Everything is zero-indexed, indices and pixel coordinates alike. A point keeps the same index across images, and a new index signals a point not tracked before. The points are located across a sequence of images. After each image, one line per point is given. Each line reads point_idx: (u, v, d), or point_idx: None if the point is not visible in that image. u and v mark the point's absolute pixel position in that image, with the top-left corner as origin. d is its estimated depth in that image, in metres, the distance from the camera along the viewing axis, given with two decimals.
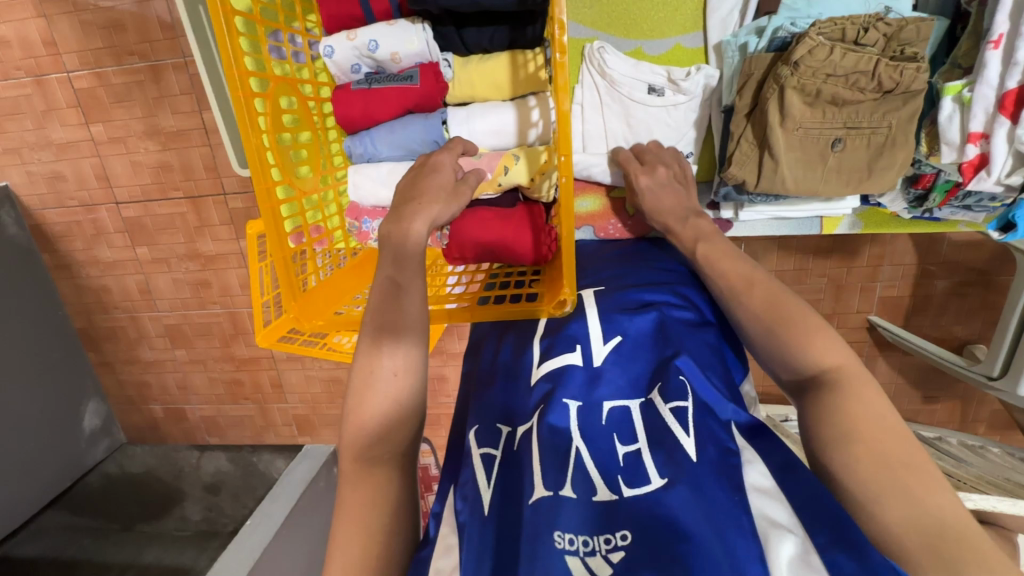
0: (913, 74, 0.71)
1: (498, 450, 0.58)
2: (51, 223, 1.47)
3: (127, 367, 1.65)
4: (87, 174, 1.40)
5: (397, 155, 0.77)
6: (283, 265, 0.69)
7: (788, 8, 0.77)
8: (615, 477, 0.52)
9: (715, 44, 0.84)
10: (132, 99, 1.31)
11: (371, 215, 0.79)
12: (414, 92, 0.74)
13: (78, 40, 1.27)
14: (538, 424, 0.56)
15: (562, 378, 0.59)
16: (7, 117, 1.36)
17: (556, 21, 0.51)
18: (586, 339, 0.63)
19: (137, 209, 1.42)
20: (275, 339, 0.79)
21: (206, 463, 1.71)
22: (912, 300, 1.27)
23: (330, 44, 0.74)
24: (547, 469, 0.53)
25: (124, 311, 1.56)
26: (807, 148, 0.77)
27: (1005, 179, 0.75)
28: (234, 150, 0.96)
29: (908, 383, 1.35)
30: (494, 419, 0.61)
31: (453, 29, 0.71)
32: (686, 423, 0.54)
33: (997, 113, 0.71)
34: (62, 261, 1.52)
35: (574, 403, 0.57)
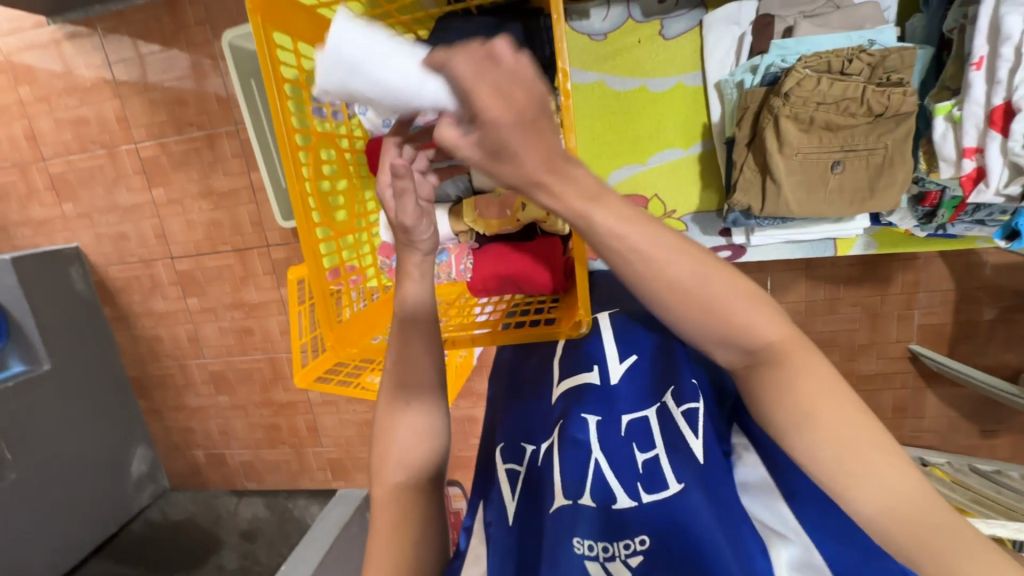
0: (901, 98, 0.74)
1: (522, 466, 0.60)
2: (113, 279, 1.61)
3: (173, 413, 1.73)
4: (148, 233, 1.54)
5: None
6: (323, 299, 0.74)
7: (777, 46, 0.80)
8: (633, 483, 0.53)
9: (714, 82, 0.88)
10: (188, 165, 1.45)
11: None
12: None
13: (146, 116, 1.43)
14: (560, 439, 0.57)
15: (581, 396, 0.61)
16: (82, 185, 1.53)
17: (561, 69, 0.57)
18: (602, 358, 0.65)
19: (189, 263, 1.54)
20: (312, 379, 0.86)
21: (243, 509, 1.74)
22: (955, 326, 1.22)
23: (365, 104, 0.82)
24: (569, 479, 0.54)
25: (174, 359, 1.66)
26: (807, 172, 0.79)
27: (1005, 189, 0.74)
28: (278, 204, 1.06)
29: (961, 415, 1.27)
30: (519, 437, 0.63)
31: None
32: (696, 425, 0.55)
33: (988, 129, 0.72)
34: (120, 313, 1.64)
35: (593, 417, 0.58)
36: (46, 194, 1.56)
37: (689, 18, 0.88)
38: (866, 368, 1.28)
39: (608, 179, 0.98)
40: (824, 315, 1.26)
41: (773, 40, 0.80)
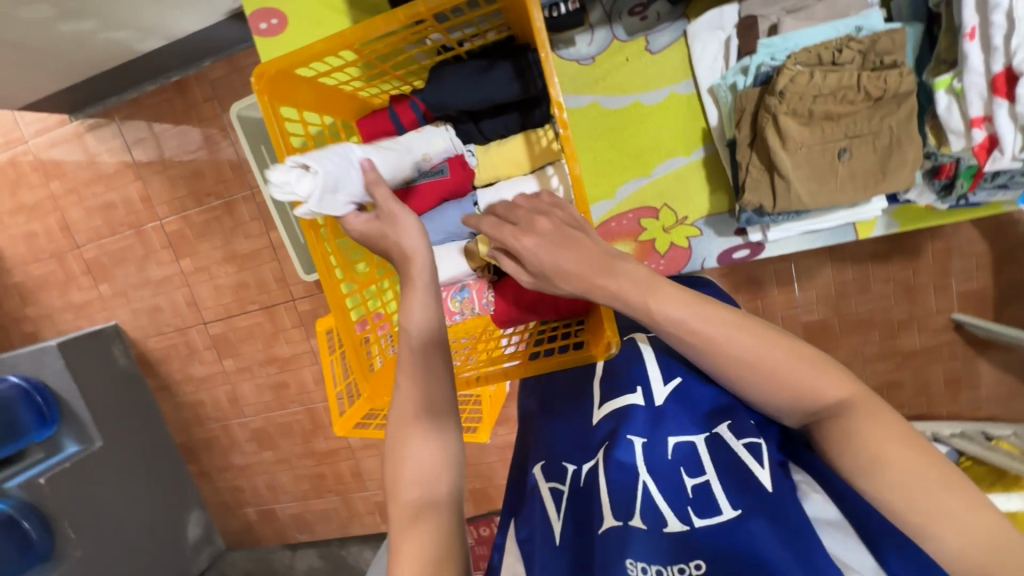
0: (898, 78, 0.73)
1: (565, 485, 0.61)
2: (152, 350, 1.67)
3: (222, 474, 1.77)
4: (180, 302, 1.60)
5: (441, 238, 0.84)
6: (354, 351, 0.76)
7: (765, 46, 0.81)
8: (684, 507, 0.53)
9: (707, 87, 0.89)
10: (211, 233, 1.51)
11: None
12: (446, 183, 0.81)
13: (168, 192, 1.50)
14: (607, 460, 0.58)
15: (627, 417, 0.61)
16: (115, 266, 1.61)
17: (555, 104, 0.58)
18: (647, 379, 0.64)
19: (221, 326, 1.59)
20: (350, 427, 0.87)
21: (299, 560, 1.78)
22: (998, 290, 1.17)
23: None
24: (619, 503, 0.55)
25: (216, 421, 1.70)
26: (815, 163, 0.79)
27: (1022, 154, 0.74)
28: (297, 258, 1.08)
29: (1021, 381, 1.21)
30: (562, 457, 0.63)
31: (472, 124, 0.81)
32: (760, 457, 0.54)
33: (993, 96, 0.73)
34: (162, 383, 1.70)
35: (638, 439, 0.58)
36: (83, 278, 1.64)
37: (673, 30, 0.89)
38: (909, 344, 1.24)
39: (615, 195, 0.98)
40: (857, 296, 1.23)
41: (760, 40, 0.81)
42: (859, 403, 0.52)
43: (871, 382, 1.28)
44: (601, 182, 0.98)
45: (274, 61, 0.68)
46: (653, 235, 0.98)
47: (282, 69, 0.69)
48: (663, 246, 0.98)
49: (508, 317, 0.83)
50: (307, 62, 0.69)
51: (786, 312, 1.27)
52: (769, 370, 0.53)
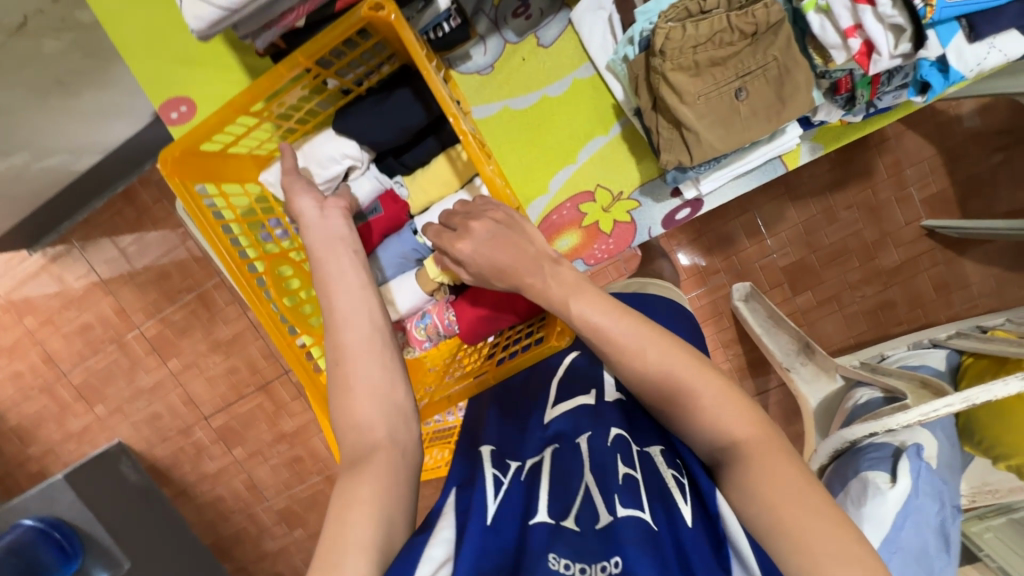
0: (766, 10, 0.75)
1: (505, 476, 0.60)
2: (161, 458, 1.65)
3: (258, 564, 1.73)
4: (177, 403, 1.59)
5: (395, 270, 0.94)
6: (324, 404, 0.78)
7: (641, 13, 0.83)
8: (611, 497, 0.54)
9: (604, 65, 0.91)
10: (191, 327, 1.51)
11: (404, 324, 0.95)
12: (381, 219, 0.91)
13: (140, 299, 1.51)
14: (549, 454, 0.61)
15: (574, 415, 0.66)
16: (106, 384, 1.60)
17: (450, 115, 0.67)
18: (601, 383, 0.70)
19: (223, 416, 1.58)
20: None
21: None
22: (958, 187, 1.18)
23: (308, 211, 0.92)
24: (554, 498, 0.56)
25: (241, 512, 1.68)
26: (716, 109, 0.80)
27: (899, 50, 0.73)
28: None
29: (1007, 269, 1.21)
30: (505, 457, 0.64)
31: (394, 159, 0.89)
32: (684, 488, 0.56)
33: (856, 5, 0.72)
34: (179, 488, 1.68)
35: (585, 435, 0.62)
36: (77, 405, 1.63)
37: (558, 21, 0.91)
38: (890, 261, 1.24)
39: (549, 190, 0.99)
40: (826, 227, 1.24)
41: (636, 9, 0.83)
42: (758, 447, 0.51)
43: (865, 308, 1.27)
44: (533, 180, 0.99)
45: (176, 143, 0.73)
46: (595, 218, 0.99)
47: (186, 148, 0.74)
48: (608, 226, 0.99)
49: (473, 329, 0.88)
50: (208, 135, 0.75)
51: (763, 261, 1.27)
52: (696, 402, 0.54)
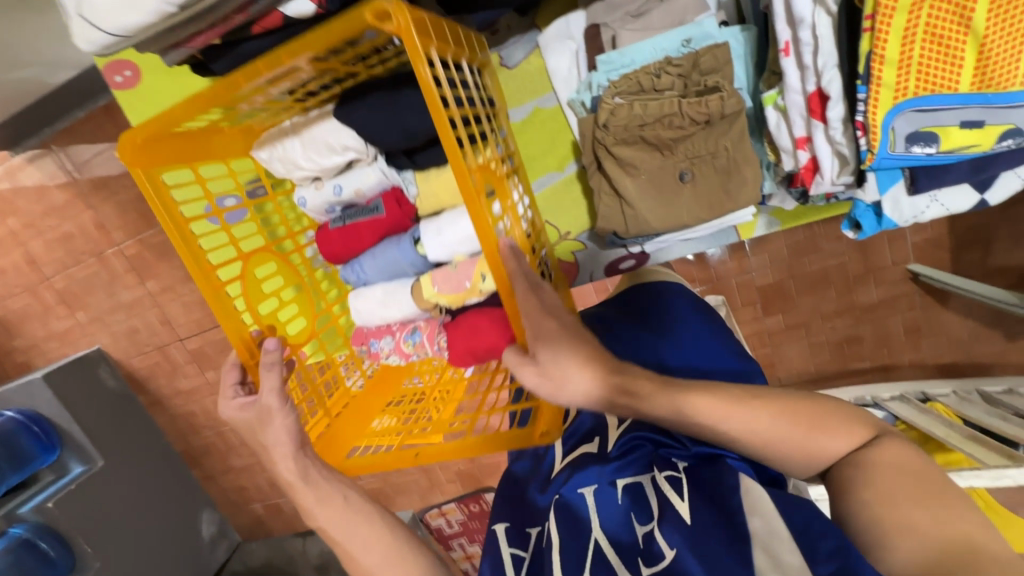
0: (720, 102, 0.71)
1: (525, 551, 0.66)
2: (138, 369, 1.73)
3: (226, 476, 1.87)
4: (154, 321, 1.63)
5: (387, 275, 0.91)
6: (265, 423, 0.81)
7: (603, 63, 0.79)
8: (635, 557, 0.57)
9: (566, 101, 0.85)
10: (170, 252, 1.52)
11: (375, 335, 0.93)
12: (382, 220, 0.87)
13: (120, 216, 1.50)
14: (553, 518, 0.63)
15: (579, 476, 0.65)
16: (87, 293, 1.64)
17: (449, 147, 0.62)
18: (603, 429, 0.72)
19: (198, 340, 1.63)
20: None
21: (310, 546, 1.89)
22: (954, 237, 1.13)
23: (303, 196, 0.90)
24: (567, 556, 0.59)
25: (211, 429, 1.78)
26: (659, 187, 0.78)
27: (840, 179, 0.75)
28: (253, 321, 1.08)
29: (982, 325, 1.19)
30: (523, 523, 0.69)
31: (404, 157, 0.84)
32: (680, 489, 0.59)
33: (811, 117, 0.71)
34: (154, 397, 1.77)
35: (588, 488, 0.63)
36: (59, 308, 1.68)
37: (525, 42, 0.85)
38: (867, 298, 1.22)
39: None
40: (808, 256, 1.20)
41: (597, 57, 0.79)
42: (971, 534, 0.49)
43: (832, 340, 1.27)
44: None
45: (140, 130, 0.69)
46: None
47: (150, 135, 0.70)
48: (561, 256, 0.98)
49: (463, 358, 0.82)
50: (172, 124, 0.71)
51: (741, 278, 1.24)
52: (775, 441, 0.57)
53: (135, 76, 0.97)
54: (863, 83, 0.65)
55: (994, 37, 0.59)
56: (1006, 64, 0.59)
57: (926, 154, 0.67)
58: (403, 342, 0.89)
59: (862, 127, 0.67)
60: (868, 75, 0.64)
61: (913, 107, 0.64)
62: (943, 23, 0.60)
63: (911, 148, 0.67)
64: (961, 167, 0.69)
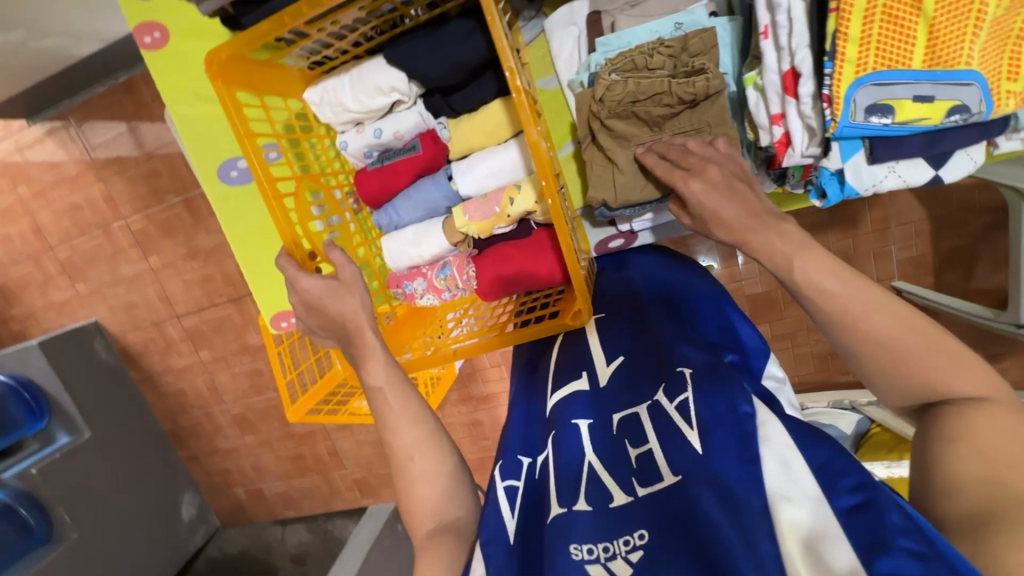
0: (706, 83, 0.66)
1: (521, 480, 0.56)
2: (132, 344, 1.74)
3: (210, 458, 1.87)
4: (153, 297, 1.65)
5: (422, 216, 0.74)
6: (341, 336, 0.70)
7: (601, 44, 0.72)
8: (627, 477, 0.48)
9: (567, 82, 0.78)
10: (175, 230, 1.55)
11: (410, 278, 0.76)
12: (419, 160, 0.71)
13: (129, 191, 1.54)
14: (553, 456, 0.53)
15: (568, 404, 0.57)
16: (89, 265, 1.66)
17: (508, 70, 0.54)
18: (590, 362, 0.61)
19: (194, 318, 1.65)
20: (302, 413, 1.03)
21: (289, 535, 1.88)
22: (938, 257, 1.16)
23: (343, 139, 0.73)
24: (564, 487, 0.50)
25: (200, 409, 1.79)
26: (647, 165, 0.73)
27: (809, 150, 0.69)
28: (258, 294, 0.97)
29: (962, 345, 1.21)
30: (516, 452, 0.59)
31: (440, 97, 0.69)
32: (690, 416, 0.49)
33: (785, 95, 0.66)
34: (146, 374, 1.78)
35: (585, 420, 0.54)
36: (61, 278, 1.70)
37: (532, 27, 0.79)
38: None
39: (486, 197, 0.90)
40: None
41: (596, 39, 0.72)
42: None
43: None
44: None
45: (226, 45, 0.60)
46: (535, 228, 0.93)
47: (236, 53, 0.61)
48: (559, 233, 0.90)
49: (498, 289, 0.70)
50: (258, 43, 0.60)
51: (731, 286, 1.22)
52: (895, 353, 0.52)
53: (165, 38, 0.87)
54: (828, 58, 0.61)
55: (943, 18, 0.58)
56: (955, 42, 0.59)
57: (882, 127, 0.63)
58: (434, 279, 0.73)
59: (826, 101, 0.63)
60: (831, 52, 0.61)
61: (872, 80, 0.61)
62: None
63: (868, 119, 0.63)
64: (914, 141, 0.65)
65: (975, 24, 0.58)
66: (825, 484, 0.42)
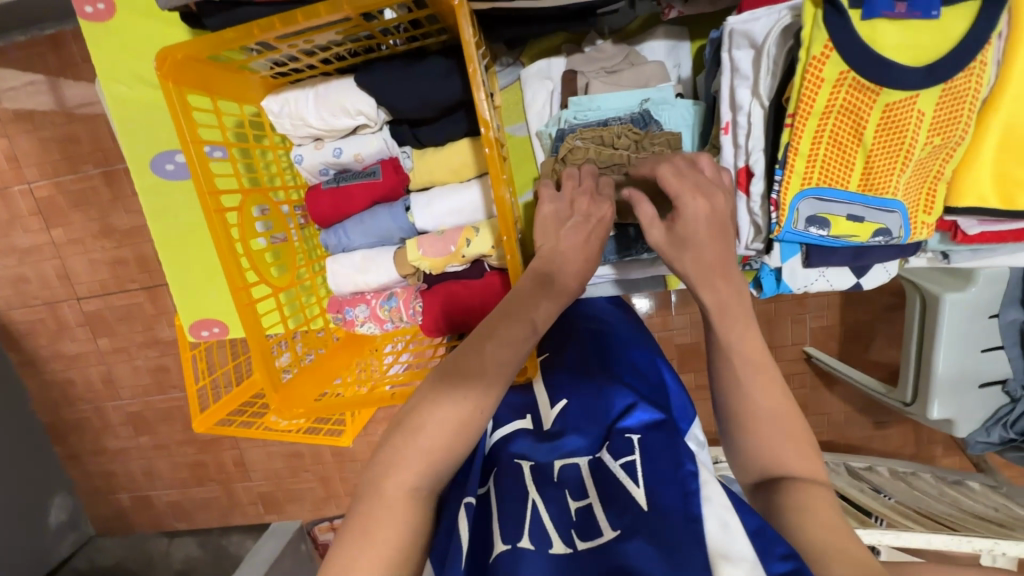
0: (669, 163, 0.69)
1: (473, 499, 0.50)
2: (16, 323, 1.54)
3: (93, 458, 1.67)
4: (50, 275, 1.48)
5: (373, 242, 0.72)
6: (262, 358, 0.65)
7: (572, 103, 0.74)
8: (569, 530, 0.46)
9: (535, 131, 0.79)
10: (88, 203, 1.40)
11: (352, 303, 0.74)
12: (379, 187, 0.69)
13: (38, 154, 1.38)
14: (496, 484, 0.51)
15: (512, 443, 0.56)
16: None
17: (482, 122, 0.54)
18: (535, 405, 0.61)
19: (96, 303, 1.49)
20: (211, 424, 0.95)
21: (176, 549, 1.72)
22: (844, 329, 1.28)
23: (298, 152, 0.70)
24: (508, 520, 0.46)
25: (89, 402, 1.60)
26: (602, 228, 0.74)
27: (752, 244, 0.74)
28: (178, 296, 0.90)
29: (856, 410, 1.33)
30: (456, 484, 0.54)
31: (408, 128, 0.68)
32: (637, 474, 0.48)
33: (738, 189, 0.71)
34: (27, 358, 1.57)
35: (525, 462, 0.53)
36: None
37: (508, 73, 0.80)
38: None
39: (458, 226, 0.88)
40: None
41: (569, 98, 0.74)
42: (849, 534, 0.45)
43: None
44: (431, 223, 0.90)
45: (182, 45, 0.57)
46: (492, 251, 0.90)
47: (192, 55, 0.58)
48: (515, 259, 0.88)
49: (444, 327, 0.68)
50: (219, 49, 0.57)
51: (663, 333, 1.26)
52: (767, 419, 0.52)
53: (109, 11, 0.78)
54: (779, 166, 0.66)
55: (878, 147, 0.64)
56: (886, 172, 0.65)
57: (819, 237, 0.69)
58: (379, 309, 0.71)
59: (773, 205, 0.68)
60: (782, 161, 0.66)
61: (815, 194, 0.67)
62: (844, 125, 0.64)
63: (807, 229, 0.69)
64: (844, 253, 0.72)
65: (904, 159, 0.64)
66: (762, 546, 0.41)
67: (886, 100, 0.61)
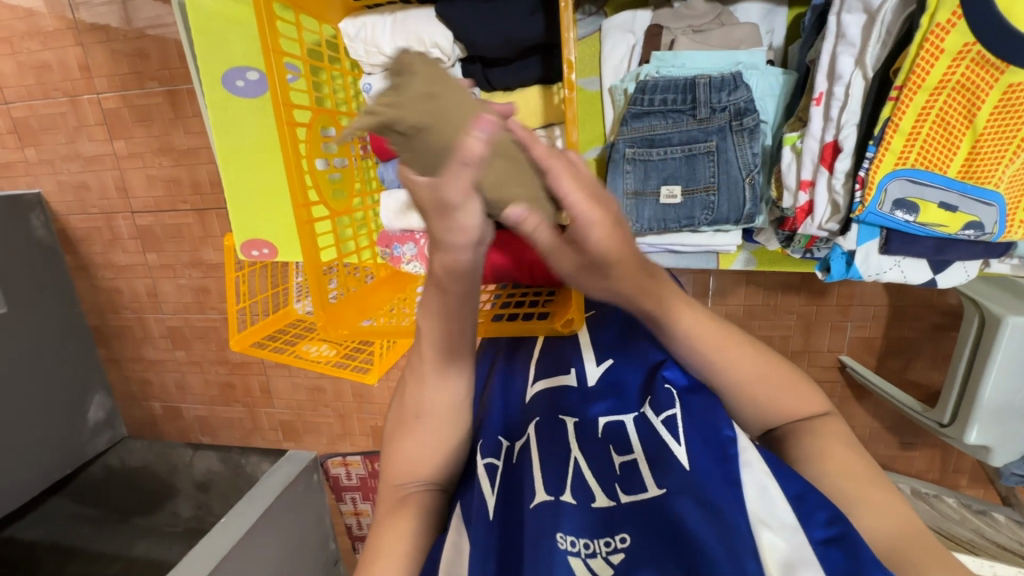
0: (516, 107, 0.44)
1: (499, 460, 0.54)
2: (74, 228, 1.62)
3: (131, 364, 1.77)
4: (109, 185, 1.54)
5: None
6: (314, 274, 0.68)
7: (655, 58, 0.73)
8: (612, 484, 0.47)
9: (608, 87, 0.79)
10: (151, 119, 1.44)
11: (400, 240, 0.75)
12: None
13: (109, 66, 1.41)
14: (538, 436, 0.53)
15: (557, 396, 0.58)
16: (45, 131, 1.52)
17: (566, 62, 0.54)
18: (580, 362, 0.63)
19: (149, 218, 1.55)
20: (246, 344, 0.99)
21: (198, 461, 1.77)
22: (885, 342, 1.23)
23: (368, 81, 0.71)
24: (550, 474, 0.48)
25: (133, 312, 1.69)
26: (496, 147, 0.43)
27: (826, 224, 0.71)
28: (233, 216, 0.93)
29: (883, 427, 1.29)
30: (495, 432, 0.58)
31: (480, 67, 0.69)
32: (678, 433, 0.50)
33: (820, 165, 0.68)
34: (81, 262, 1.66)
35: (571, 418, 0.55)
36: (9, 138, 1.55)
37: (590, 22, 0.79)
38: None
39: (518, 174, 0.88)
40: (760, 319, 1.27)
41: (653, 52, 0.73)
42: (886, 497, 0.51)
43: None
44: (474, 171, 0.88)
45: None
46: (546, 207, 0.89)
47: None
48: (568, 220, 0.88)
49: None
50: None
51: None
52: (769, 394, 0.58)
53: None
54: (873, 142, 0.65)
55: (989, 134, 0.62)
56: (990, 162, 0.63)
57: (904, 222, 0.67)
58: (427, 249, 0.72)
59: (860, 182, 0.67)
60: (878, 137, 0.65)
61: (907, 176, 0.65)
62: (955, 104, 0.62)
63: (893, 212, 0.67)
64: (927, 244, 0.69)
65: (1014, 152, 0.62)
66: (803, 513, 0.44)
67: (1009, 81, 0.59)
